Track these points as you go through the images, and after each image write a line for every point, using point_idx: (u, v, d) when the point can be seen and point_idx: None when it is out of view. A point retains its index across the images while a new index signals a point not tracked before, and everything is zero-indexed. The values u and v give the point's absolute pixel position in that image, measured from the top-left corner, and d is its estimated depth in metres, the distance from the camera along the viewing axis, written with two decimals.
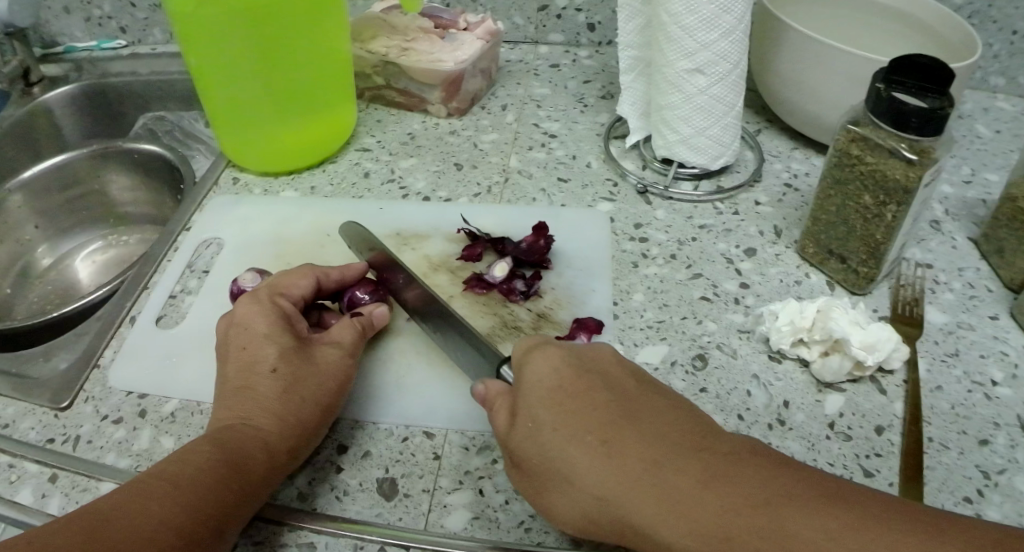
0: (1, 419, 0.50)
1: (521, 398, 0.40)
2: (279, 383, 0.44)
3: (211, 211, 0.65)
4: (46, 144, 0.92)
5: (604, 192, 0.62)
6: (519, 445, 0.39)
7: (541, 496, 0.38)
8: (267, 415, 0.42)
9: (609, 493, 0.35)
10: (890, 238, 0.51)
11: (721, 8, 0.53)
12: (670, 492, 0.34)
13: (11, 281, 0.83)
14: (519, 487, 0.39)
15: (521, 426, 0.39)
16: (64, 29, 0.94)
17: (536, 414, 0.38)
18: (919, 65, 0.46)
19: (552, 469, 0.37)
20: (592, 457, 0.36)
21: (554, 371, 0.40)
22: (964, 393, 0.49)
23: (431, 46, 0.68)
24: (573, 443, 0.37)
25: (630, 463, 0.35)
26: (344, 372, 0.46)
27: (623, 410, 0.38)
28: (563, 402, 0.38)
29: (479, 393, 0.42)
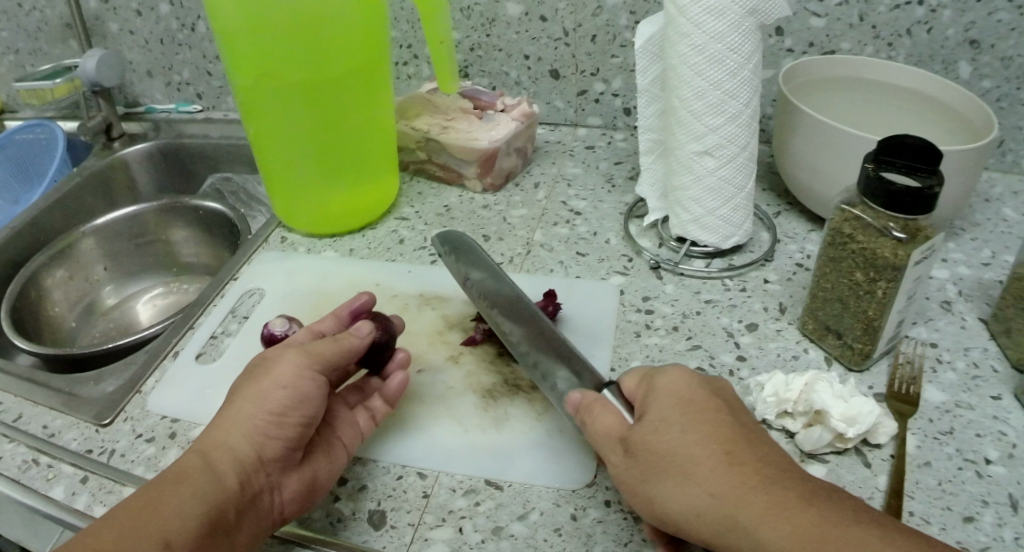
0: (50, 429, 0.57)
1: (647, 403, 0.43)
2: (244, 403, 0.46)
3: (259, 264, 0.72)
4: (122, 192, 1.03)
5: (618, 266, 0.65)
6: (638, 440, 0.41)
7: (650, 486, 0.40)
8: (224, 424, 0.45)
9: (728, 492, 0.37)
10: (883, 315, 0.52)
11: (726, 94, 0.56)
12: (789, 503, 0.36)
13: (77, 315, 0.92)
14: (623, 479, 0.42)
15: (648, 423, 0.42)
16: (147, 91, 1.06)
17: (669, 416, 0.41)
18: (906, 146, 0.49)
19: (671, 462, 0.40)
20: (713, 459, 0.39)
21: (680, 383, 0.43)
22: (953, 470, 0.51)
23: (469, 126, 0.74)
24: (696, 445, 0.40)
25: (750, 472, 0.38)
26: (292, 370, 0.46)
27: (743, 433, 0.41)
28: (692, 410, 0.42)
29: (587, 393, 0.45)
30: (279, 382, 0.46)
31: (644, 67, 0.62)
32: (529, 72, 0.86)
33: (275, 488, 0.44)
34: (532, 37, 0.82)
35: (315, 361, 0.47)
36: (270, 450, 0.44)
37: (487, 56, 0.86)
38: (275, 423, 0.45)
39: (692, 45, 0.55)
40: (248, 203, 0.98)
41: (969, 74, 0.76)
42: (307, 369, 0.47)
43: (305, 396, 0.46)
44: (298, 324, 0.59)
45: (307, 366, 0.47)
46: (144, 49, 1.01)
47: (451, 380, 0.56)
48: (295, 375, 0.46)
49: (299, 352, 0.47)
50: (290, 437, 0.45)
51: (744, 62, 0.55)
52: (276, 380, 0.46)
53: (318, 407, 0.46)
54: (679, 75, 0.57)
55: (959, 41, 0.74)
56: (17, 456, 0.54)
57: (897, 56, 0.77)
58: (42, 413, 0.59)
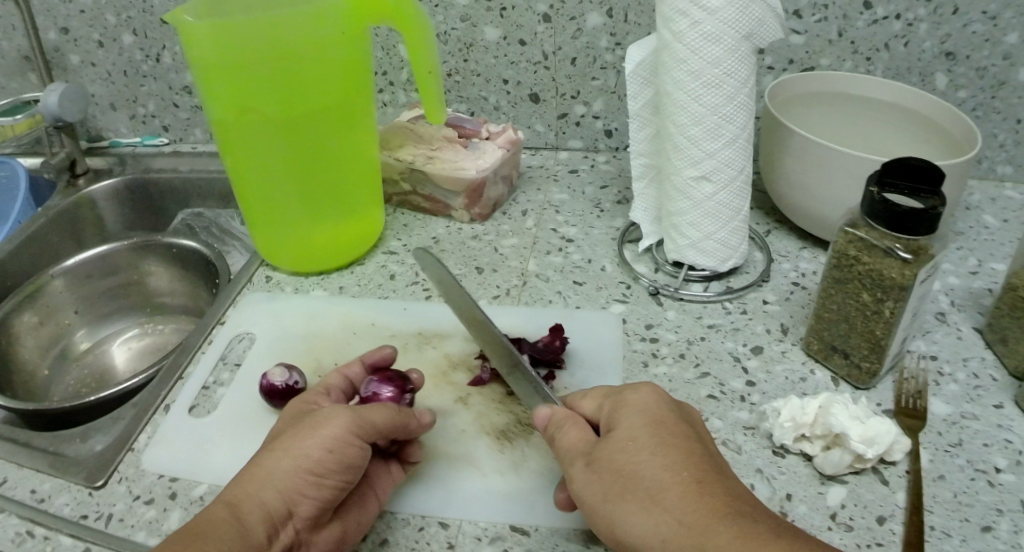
0: (39, 494, 0.54)
1: (619, 423, 0.43)
2: (281, 454, 0.44)
3: (245, 306, 0.69)
4: (89, 232, 0.99)
5: (617, 294, 0.64)
6: (601, 459, 0.42)
7: (610, 504, 0.40)
8: (259, 477, 0.43)
9: (689, 517, 0.37)
10: (890, 334, 0.53)
11: (723, 119, 0.57)
12: (749, 538, 0.35)
13: (49, 362, 0.87)
14: (585, 497, 0.42)
15: (614, 442, 0.42)
16: (111, 124, 1.02)
17: (640, 436, 0.41)
18: (910, 167, 0.51)
19: (632, 482, 0.39)
20: (676, 484, 0.38)
21: (654, 407, 0.44)
22: (966, 481, 0.51)
23: (455, 155, 0.72)
24: (660, 466, 0.39)
25: (714, 502, 0.37)
26: (341, 428, 0.44)
27: (712, 463, 0.41)
28: (664, 433, 0.42)
29: (562, 414, 0.46)
30: (326, 440, 0.44)
31: (636, 93, 0.62)
32: (508, 97, 0.84)
33: (301, 547, 0.43)
34: (510, 61, 0.80)
35: (367, 425, 0.46)
36: (304, 510, 0.43)
37: (464, 82, 0.83)
38: (316, 484, 0.43)
39: (688, 72, 0.56)
40: (221, 238, 0.95)
41: (946, 85, 0.78)
42: (358, 435, 0.45)
43: (351, 461, 0.44)
44: (299, 372, 0.58)
45: (358, 432, 0.45)
46: (107, 82, 0.97)
47: (462, 422, 0.54)
48: (346, 439, 0.44)
49: (349, 413, 0.46)
50: (327, 499, 0.44)
51: (739, 87, 0.56)
52: (323, 441, 0.44)
53: (360, 469, 0.45)
54: (674, 101, 0.58)
55: (935, 53, 0.76)
56: (8, 527, 0.51)
57: (875, 69, 0.79)
58: (27, 477, 0.55)
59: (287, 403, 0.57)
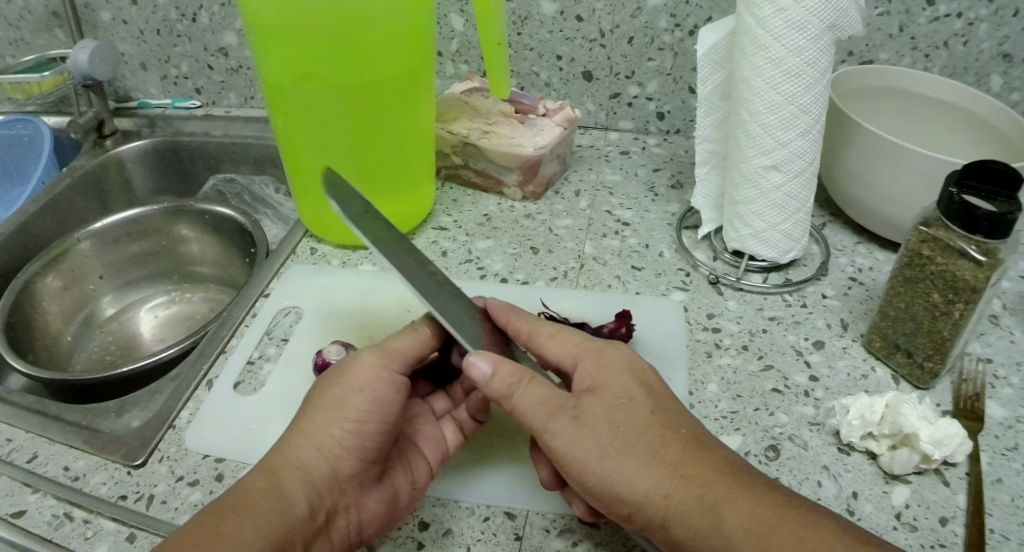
0: (73, 471, 0.54)
1: (603, 380, 0.44)
2: (321, 410, 0.45)
3: (290, 279, 0.70)
4: (114, 196, 0.97)
5: (677, 281, 0.66)
6: (594, 415, 0.42)
7: (610, 461, 0.41)
8: (293, 439, 0.45)
9: (690, 471, 0.41)
10: (957, 335, 0.52)
11: (799, 109, 0.56)
12: (742, 489, 0.40)
13: (74, 329, 0.86)
14: (575, 452, 0.41)
15: (602, 396, 0.43)
16: (140, 85, 0.99)
17: (631, 394, 0.43)
18: (991, 170, 0.48)
19: (636, 439, 0.41)
20: (675, 442, 0.42)
21: (630, 363, 0.46)
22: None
23: (512, 131, 0.72)
24: (657, 425, 0.42)
25: (707, 458, 0.41)
26: (375, 379, 0.47)
27: (693, 421, 0.44)
28: (651, 392, 0.44)
29: (516, 370, 0.44)
30: (358, 388, 0.46)
31: (707, 76, 0.62)
32: (560, 73, 0.82)
33: (355, 507, 0.45)
34: (566, 37, 0.78)
35: (392, 360, 0.48)
36: (345, 466, 0.45)
37: (517, 56, 0.82)
38: (351, 434, 0.45)
39: (769, 59, 0.55)
40: (253, 206, 0.93)
41: (1000, 87, 0.76)
42: (383, 369, 0.47)
43: (382, 401, 0.46)
44: (355, 350, 0.60)
45: (381, 369, 0.47)
46: (138, 41, 0.94)
47: None
48: (374, 381, 0.46)
49: (375, 353, 0.48)
50: (368, 451, 0.46)
51: (819, 76, 0.55)
52: (352, 387, 0.46)
53: (394, 412, 0.47)
54: (750, 86, 0.57)
55: (993, 55, 0.74)
56: (46, 509, 0.51)
57: (932, 67, 0.76)
58: (61, 453, 0.55)
59: None
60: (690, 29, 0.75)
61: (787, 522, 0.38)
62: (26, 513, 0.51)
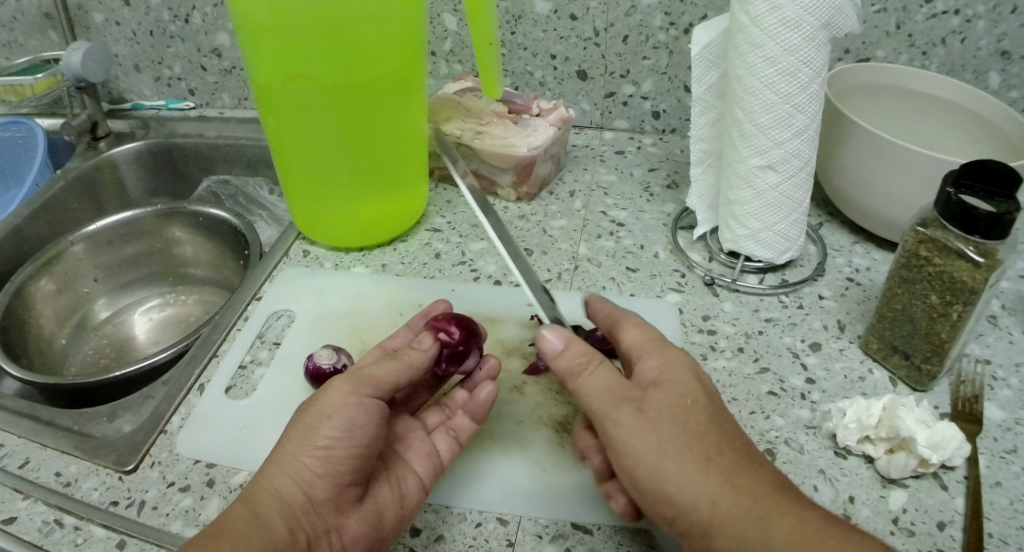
0: (65, 477, 0.53)
1: (669, 375, 0.44)
2: (295, 438, 0.45)
3: (282, 282, 0.69)
4: (108, 198, 0.96)
5: (672, 282, 0.65)
6: (657, 408, 0.42)
7: (667, 459, 0.40)
8: (270, 467, 0.44)
9: (740, 482, 0.40)
10: (955, 337, 0.51)
11: (794, 108, 0.56)
12: (792, 506, 0.39)
13: (68, 332, 0.86)
14: (631, 444, 0.41)
15: (667, 388, 0.43)
16: (134, 86, 0.99)
17: (694, 395, 0.43)
18: (989, 170, 0.47)
19: (693, 440, 0.41)
20: (730, 453, 0.41)
21: (694, 364, 0.45)
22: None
23: (505, 131, 0.72)
24: (714, 429, 0.42)
25: (762, 471, 0.41)
26: (345, 406, 0.45)
27: (745, 436, 0.44)
28: (711, 398, 0.44)
29: (587, 350, 0.44)
30: (328, 415, 0.45)
31: (701, 76, 0.62)
32: (555, 72, 0.81)
33: (335, 531, 0.44)
34: (560, 36, 0.78)
35: (362, 384, 0.46)
36: (320, 491, 0.44)
37: (510, 55, 0.81)
38: (321, 461, 0.44)
39: (763, 57, 0.54)
40: (247, 207, 0.92)
41: (998, 84, 0.75)
42: (353, 394, 0.46)
43: (352, 427, 0.45)
44: (345, 354, 0.59)
45: (351, 392, 0.46)
46: (131, 42, 0.93)
47: (519, 414, 0.55)
48: (343, 406, 0.45)
49: (346, 378, 0.47)
50: (341, 475, 0.44)
51: (815, 75, 0.55)
52: (321, 414, 0.45)
53: (368, 436, 0.45)
54: (744, 85, 0.56)
55: (991, 52, 0.73)
56: (37, 516, 0.50)
57: (930, 65, 0.76)
58: (52, 458, 0.55)
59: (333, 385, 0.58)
60: (685, 28, 0.74)
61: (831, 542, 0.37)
62: (16, 519, 0.50)
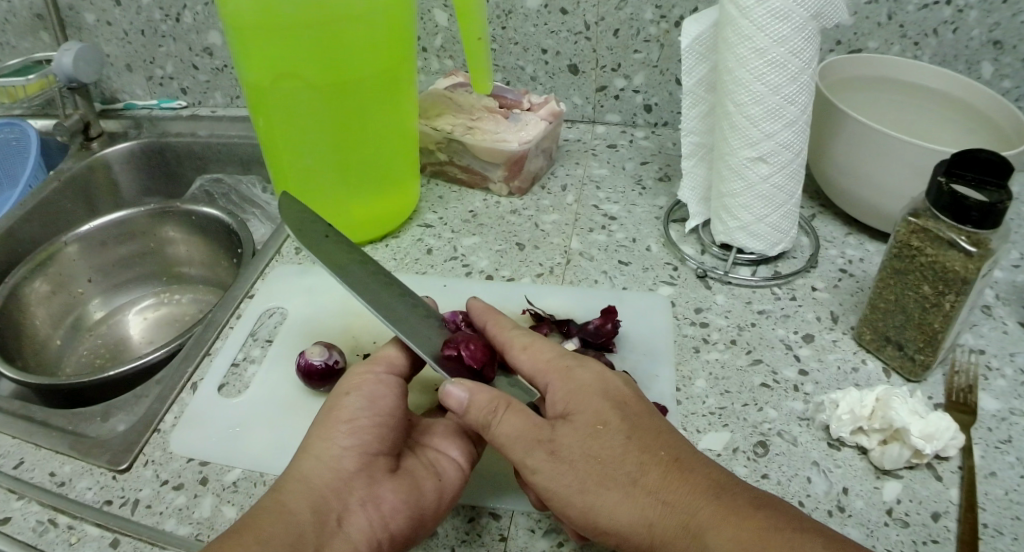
0: (59, 477, 0.53)
1: (574, 402, 0.43)
2: (319, 423, 0.46)
3: (274, 279, 0.69)
4: (102, 198, 0.96)
5: (664, 275, 0.65)
6: (568, 447, 0.41)
7: (591, 496, 0.40)
8: (296, 458, 0.45)
9: (671, 497, 0.40)
10: (947, 327, 0.51)
11: (785, 99, 0.55)
12: (724, 513, 0.39)
13: (63, 333, 0.86)
14: (552, 488, 0.41)
15: (573, 421, 0.42)
16: (126, 86, 0.98)
17: (609, 424, 0.42)
18: (980, 159, 0.47)
19: (613, 471, 0.40)
20: (655, 467, 0.41)
21: (603, 383, 0.44)
22: (1020, 479, 0.48)
23: (496, 126, 0.72)
24: (636, 452, 0.41)
25: (695, 479, 0.40)
26: (361, 383, 0.47)
27: (676, 437, 0.43)
28: (626, 411, 0.43)
29: (492, 397, 0.44)
30: (346, 392, 0.46)
31: (691, 68, 0.61)
32: (546, 67, 0.81)
33: (372, 501, 0.43)
34: (551, 30, 0.78)
35: (377, 364, 0.49)
36: (349, 461, 0.43)
37: (501, 50, 0.81)
38: (348, 432, 0.44)
39: (753, 49, 0.54)
40: (240, 205, 0.92)
41: (991, 74, 0.75)
42: (369, 372, 0.48)
43: (372, 398, 0.46)
44: (337, 351, 0.59)
45: (370, 372, 0.48)
46: (123, 42, 0.93)
47: None
48: (364, 382, 0.47)
49: (361, 364, 0.49)
50: (369, 445, 0.44)
51: (804, 66, 0.54)
52: (342, 393, 0.47)
53: (389, 405, 0.46)
54: (734, 77, 0.56)
55: (983, 42, 0.73)
56: (31, 515, 0.50)
57: (922, 56, 0.75)
58: (47, 458, 0.55)
59: (325, 382, 0.58)
60: (676, 20, 0.74)
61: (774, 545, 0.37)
62: (10, 519, 0.50)
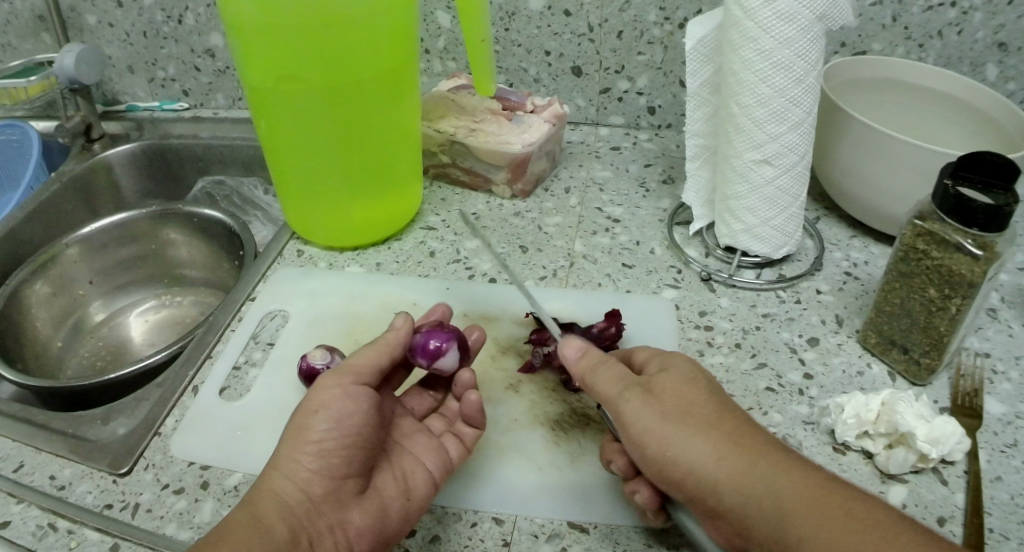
0: (59, 481, 0.53)
1: (671, 361, 0.47)
2: (288, 438, 0.45)
3: (276, 282, 0.69)
4: (103, 200, 0.96)
5: (668, 278, 0.65)
6: (661, 389, 0.44)
7: (673, 426, 0.42)
8: (266, 471, 0.44)
9: (747, 444, 0.41)
10: (953, 331, 0.51)
11: (790, 102, 0.55)
12: (793, 466, 0.40)
13: (64, 335, 0.86)
14: (637, 415, 0.43)
15: (670, 370, 0.46)
16: (128, 88, 0.98)
17: (697, 380, 0.45)
18: (986, 162, 0.47)
19: (696, 412, 0.43)
20: (735, 420, 0.43)
21: (697, 358, 0.48)
22: None
23: (499, 128, 0.72)
24: (720, 406, 0.44)
25: (769, 440, 0.42)
26: (330, 400, 0.45)
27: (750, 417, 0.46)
28: (714, 379, 0.47)
29: (602, 355, 0.48)
30: (316, 409, 0.45)
31: (695, 70, 0.61)
32: (549, 69, 0.81)
33: (339, 526, 0.44)
34: (554, 32, 0.77)
35: (347, 375, 0.47)
36: (318, 486, 0.44)
37: (504, 52, 0.81)
38: (317, 456, 0.44)
39: (758, 50, 0.54)
40: (242, 207, 0.92)
41: (995, 77, 0.75)
42: (339, 386, 0.46)
43: (341, 417, 0.45)
44: (339, 355, 0.59)
45: (338, 387, 0.46)
46: (125, 43, 0.93)
47: (513, 412, 0.55)
48: (332, 400, 0.45)
49: (330, 375, 0.47)
50: (337, 469, 0.44)
51: (809, 68, 0.54)
52: (311, 410, 0.45)
53: (359, 424, 0.45)
54: (739, 79, 0.56)
55: (987, 44, 0.73)
56: (31, 519, 0.50)
57: (926, 58, 0.75)
58: (47, 462, 0.54)
59: None
60: (680, 22, 0.74)
61: (841, 497, 0.38)
62: (11, 523, 0.50)
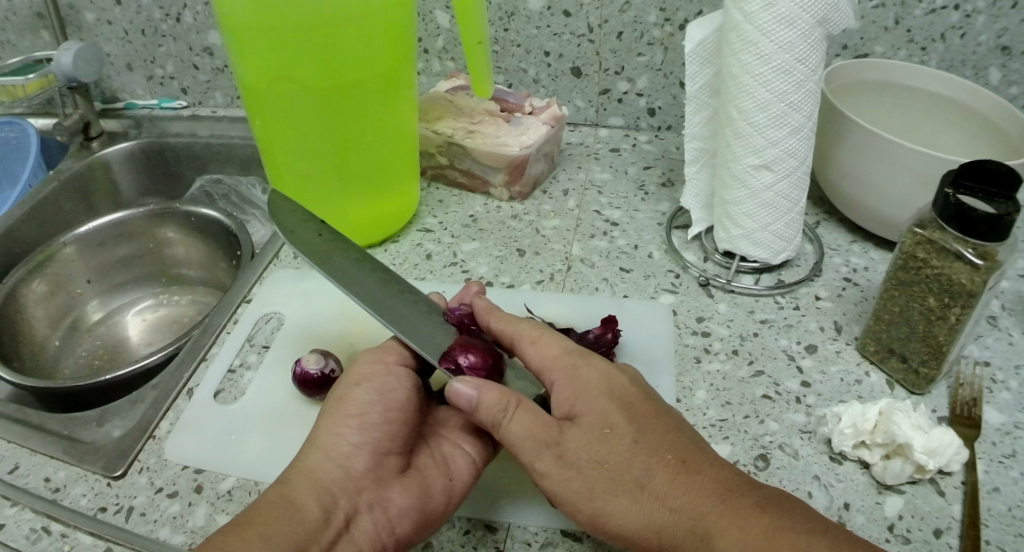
0: (53, 483, 0.53)
1: (579, 403, 0.42)
2: (329, 415, 0.46)
3: (271, 283, 0.69)
4: (101, 198, 0.96)
5: (666, 283, 0.64)
6: (576, 453, 0.41)
7: (599, 501, 0.40)
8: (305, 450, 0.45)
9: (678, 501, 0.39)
10: (952, 340, 0.50)
11: (790, 107, 0.55)
12: (728, 519, 0.37)
13: (61, 334, 0.85)
14: (563, 491, 0.41)
15: (580, 422, 0.42)
16: (126, 86, 0.98)
17: (614, 425, 0.41)
18: (987, 170, 0.46)
19: (620, 475, 0.40)
20: (664, 470, 0.40)
21: (609, 381, 0.44)
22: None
23: (496, 130, 0.71)
24: (643, 453, 0.40)
25: (702, 480, 0.39)
26: (371, 374, 0.48)
27: (687, 436, 0.42)
28: (635, 411, 0.42)
29: (501, 396, 0.44)
30: (358, 384, 0.47)
31: (693, 74, 0.61)
32: (548, 69, 0.80)
33: (380, 505, 0.43)
34: (553, 32, 0.77)
35: (387, 354, 0.50)
36: (359, 461, 0.44)
37: (503, 52, 0.80)
38: (358, 429, 0.45)
39: (757, 55, 0.53)
40: (240, 207, 0.92)
41: (999, 80, 0.74)
42: (379, 362, 0.49)
43: (382, 391, 0.47)
44: (334, 359, 0.58)
45: (380, 363, 0.49)
46: (123, 41, 0.93)
47: None
48: (375, 374, 0.48)
49: (370, 355, 0.50)
50: (378, 444, 0.45)
51: (810, 73, 0.54)
52: (353, 386, 0.47)
53: (399, 400, 0.47)
54: (738, 84, 0.55)
55: (991, 48, 0.72)
56: (24, 522, 0.50)
57: (929, 61, 0.74)
58: (42, 464, 0.54)
59: (321, 390, 0.57)
60: (680, 24, 0.73)
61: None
62: (5, 525, 0.49)
